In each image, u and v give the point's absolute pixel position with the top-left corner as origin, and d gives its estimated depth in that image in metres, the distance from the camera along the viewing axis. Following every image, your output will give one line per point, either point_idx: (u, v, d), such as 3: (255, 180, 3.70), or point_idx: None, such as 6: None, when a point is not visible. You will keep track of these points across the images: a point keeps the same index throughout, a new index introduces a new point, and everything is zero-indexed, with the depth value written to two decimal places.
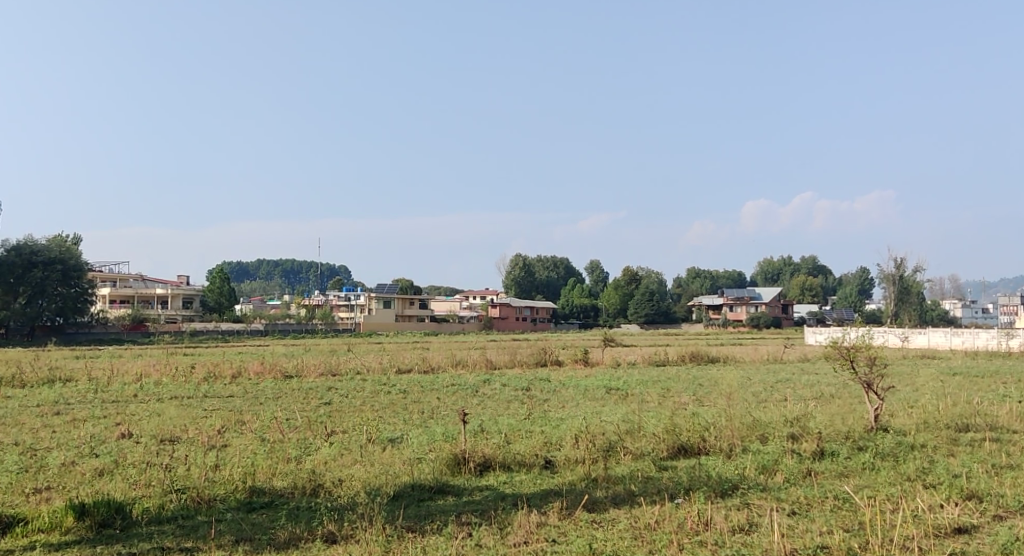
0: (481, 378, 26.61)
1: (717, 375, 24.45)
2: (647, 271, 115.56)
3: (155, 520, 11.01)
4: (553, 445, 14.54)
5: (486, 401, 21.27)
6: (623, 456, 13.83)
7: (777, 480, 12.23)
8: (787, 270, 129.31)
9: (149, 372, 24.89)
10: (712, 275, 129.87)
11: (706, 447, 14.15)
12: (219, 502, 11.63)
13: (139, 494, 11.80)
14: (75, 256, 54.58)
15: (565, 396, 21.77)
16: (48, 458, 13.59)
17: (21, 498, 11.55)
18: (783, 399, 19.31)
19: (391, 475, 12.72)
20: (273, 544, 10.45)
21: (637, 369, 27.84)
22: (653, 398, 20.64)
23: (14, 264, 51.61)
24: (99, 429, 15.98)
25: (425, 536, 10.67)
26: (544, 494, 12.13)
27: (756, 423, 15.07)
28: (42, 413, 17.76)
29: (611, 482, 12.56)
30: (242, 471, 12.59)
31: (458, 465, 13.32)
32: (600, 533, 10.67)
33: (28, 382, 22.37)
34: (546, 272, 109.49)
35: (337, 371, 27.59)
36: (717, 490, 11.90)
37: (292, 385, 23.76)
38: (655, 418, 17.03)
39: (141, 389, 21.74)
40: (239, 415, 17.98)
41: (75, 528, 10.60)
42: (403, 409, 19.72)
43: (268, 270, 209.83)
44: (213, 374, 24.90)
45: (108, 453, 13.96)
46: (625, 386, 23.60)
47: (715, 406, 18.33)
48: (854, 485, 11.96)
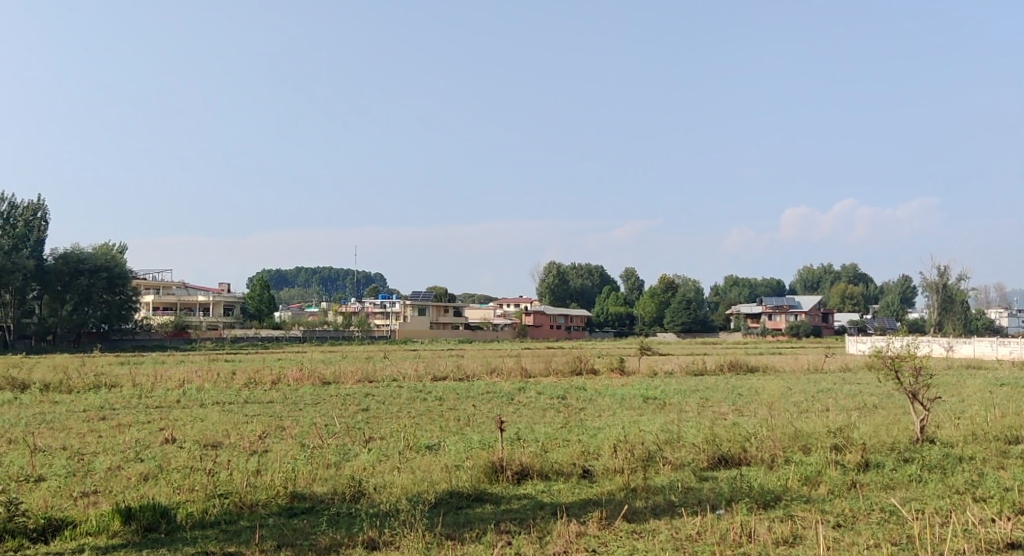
0: (517, 386, 26.60)
1: (758, 384, 24.17)
2: (684, 279, 115.10)
3: (199, 525, 11.11)
4: (591, 453, 14.51)
5: (522, 409, 21.26)
6: (662, 466, 13.73)
7: (821, 492, 12.07)
8: (826, 278, 127.85)
9: (191, 378, 25.17)
10: (749, 283, 129.04)
11: (747, 458, 14.01)
12: (261, 507, 11.74)
13: (183, 499, 11.92)
14: (120, 264, 55.22)
15: (602, 405, 21.68)
16: (95, 463, 13.78)
17: (69, 502, 11.72)
18: (825, 409, 19.06)
19: (429, 482, 12.73)
20: (314, 549, 10.50)
21: (675, 379, 27.62)
22: (691, 408, 20.50)
23: (61, 272, 52.28)
24: (143, 434, 16.18)
25: (464, 545, 10.66)
26: (583, 503, 12.09)
27: (799, 433, 14.88)
28: (88, 418, 18.02)
29: (651, 492, 12.49)
30: (283, 477, 12.68)
31: (496, 473, 13.32)
32: (641, 544, 10.60)
33: (75, 388, 22.72)
34: (581, 280, 109.60)
35: (374, 377, 27.74)
36: (760, 502, 11.77)
37: (330, 392, 23.94)
38: (695, 428, 16.88)
39: (184, 394, 21.97)
40: (279, 421, 18.12)
41: (121, 531, 10.74)
42: (439, 416, 19.77)
43: (305, 278, 213.42)
44: (253, 381, 25.14)
45: (153, 459, 14.12)
46: (662, 395, 23.49)
47: (756, 416, 18.14)
48: (901, 497, 11.77)
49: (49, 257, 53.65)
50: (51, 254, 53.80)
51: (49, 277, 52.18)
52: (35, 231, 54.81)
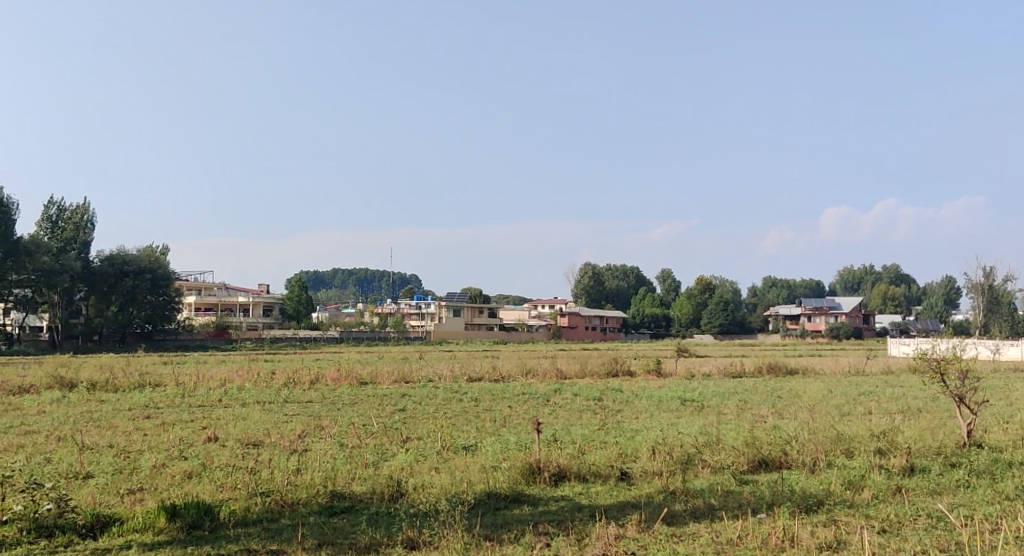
0: (552, 387, 26.54)
1: (797, 387, 23.88)
2: (721, 280, 114.37)
3: (242, 523, 11.23)
4: (629, 456, 14.44)
5: (558, 410, 21.23)
6: (701, 469, 13.62)
7: (864, 497, 11.91)
8: (867, 279, 126.25)
9: (233, 377, 25.48)
10: (788, 284, 127.93)
11: (788, 461, 13.87)
12: (301, 506, 11.81)
13: (226, 496, 12.05)
14: (164, 265, 56.00)
15: (639, 407, 21.58)
16: (140, 460, 13.98)
17: (116, 499, 11.90)
18: (867, 412, 18.78)
19: (467, 483, 12.74)
20: (354, 548, 10.56)
21: (713, 381, 27.38)
22: (730, 411, 20.32)
23: (107, 273, 53.29)
24: (187, 433, 16.41)
25: (502, 546, 10.65)
26: (622, 506, 12.04)
27: (840, 437, 14.68)
28: (133, 416, 18.30)
29: (690, 496, 12.39)
30: (322, 476, 12.77)
31: (533, 474, 13.30)
32: (681, 547, 10.54)
33: (120, 387, 23.07)
34: (616, 281, 109.31)
35: (410, 378, 27.87)
36: (802, 506, 11.64)
37: (368, 392, 24.11)
38: (734, 431, 16.72)
39: (226, 394, 22.26)
40: (318, 420, 18.27)
41: (166, 528, 10.89)
42: (475, 417, 19.75)
43: (342, 278, 215.80)
44: (292, 380, 25.37)
45: (196, 456, 14.31)
46: (700, 397, 23.33)
47: (796, 420, 17.90)
48: (949, 503, 11.57)
49: (96, 260, 54.68)
50: (98, 256, 54.82)
51: (94, 279, 53.20)
52: (83, 233, 55.89)
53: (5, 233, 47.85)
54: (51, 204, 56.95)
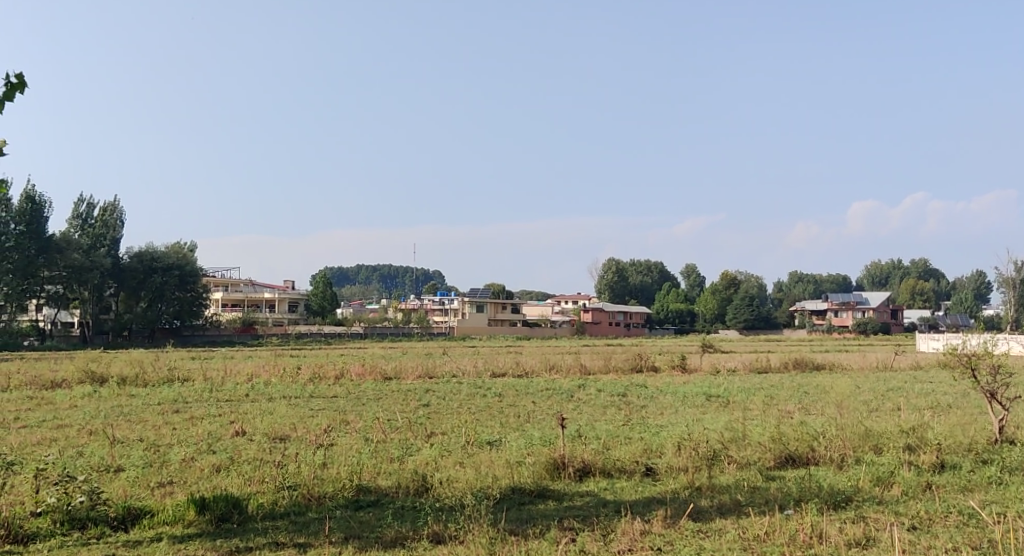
0: (576, 383, 26.50)
1: (824, 383, 23.67)
2: (747, 276, 113.70)
3: (270, 516, 11.29)
4: (655, 451, 14.37)
5: (583, 406, 21.20)
6: (727, 465, 13.53)
7: (894, 493, 11.78)
8: (895, 274, 124.94)
9: (260, 372, 25.66)
10: (815, 279, 126.90)
11: (816, 457, 13.76)
12: (328, 500, 11.85)
13: (254, 489, 12.11)
14: (191, 261, 56.54)
15: (663, 403, 21.50)
16: (170, 454, 14.10)
17: (147, 492, 12.00)
18: (896, 408, 18.60)
19: (492, 478, 12.73)
20: (380, 542, 10.57)
21: (738, 377, 27.20)
22: (756, 407, 20.18)
23: (136, 270, 53.81)
24: (215, 427, 16.53)
25: (527, 540, 10.62)
26: (647, 501, 11.98)
27: (869, 433, 14.53)
28: (163, 410, 18.50)
29: (716, 492, 12.31)
30: (348, 470, 12.81)
31: (558, 469, 13.26)
32: (708, 543, 10.48)
33: (150, 382, 23.30)
34: (640, 277, 109.01)
35: (434, 373, 27.95)
36: (830, 502, 11.52)
37: (392, 387, 24.20)
38: (760, 427, 16.61)
39: (253, 388, 22.41)
40: (344, 415, 18.35)
41: (196, 521, 10.96)
42: (499, 412, 19.76)
43: (367, 274, 216.92)
44: (318, 375, 25.52)
45: (224, 450, 14.40)
46: (726, 393, 23.19)
47: (823, 416, 17.75)
48: (980, 500, 11.42)
49: (125, 256, 55.21)
50: (127, 253, 55.42)
51: (124, 275, 53.74)
52: (112, 230, 56.45)
53: (37, 230, 48.45)
54: (81, 201, 57.54)
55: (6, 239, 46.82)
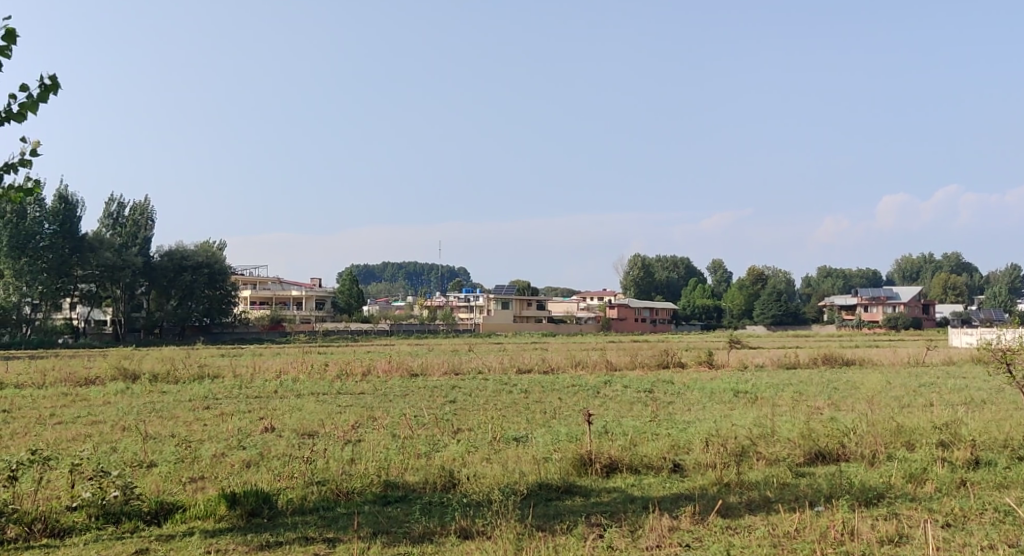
0: (603, 379, 26.43)
1: (854, 379, 23.42)
2: (774, 271, 112.88)
3: (299, 511, 11.32)
4: (683, 448, 14.27)
5: (609, 402, 21.15)
6: (756, 461, 13.40)
7: (928, 490, 11.62)
8: (926, 268, 123.52)
9: (288, 369, 25.80)
10: (844, 273, 125.76)
11: (846, 454, 13.61)
12: (356, 495, 11.87)
13: (284, 485, 12.15)
14: (220, 260, 56.85)
15: (690, 399, 21.38)
16: (201, 450, 14.19)
17: (179, 487, 12.08)
18: (928, 404, 18.32)
19: (519, 474, 12.67)
20: (409, 537, 10.57)
21: (767, 373, 26.97)
22: (785, 402, 20.00)
23: (166, 269, 54.27)
24: (244, 423, 16.65)
25: (555, 536, 10.58)
26: (675, 498, 11.90)
27: (901, 429, 14.33)
28: (194, 407, 18.65)
29: (745, 488, 12.20)
30: (376, 465, 12.83)
31: (585, 466, 13.20)
32: (737, 539, 10.38)
33: (181, 378, 23.49)
34: (666, 273, 108.60)
35: (460, 369, 27.95)
36: (862, 499, 11.37)
37: (418, 383, 24.20)
38: (789, 423, 16.45)
39: (281, 385, 22.54)
40: (371, 411, 18.40)
41: (227, 516, 11.01)
42: (525, 409, 19.70)
43: (392, 272, 218.02)
44: (345, 372, 25.62)
45: (254, 446, 14.48)
46: (754, 389, 23.02)
47: (854, 411, 17.56)
48: (1016, 497, 11.23)
49: (156, 255, 55.73)
50: (158, 252, 55.90)
51: (154, 274, 54.24)
52: (143, 229, 56.87)
53: (69, 230, 48.95)
54: (112, 200, 58.11)
55: (40, 239, 47.33)
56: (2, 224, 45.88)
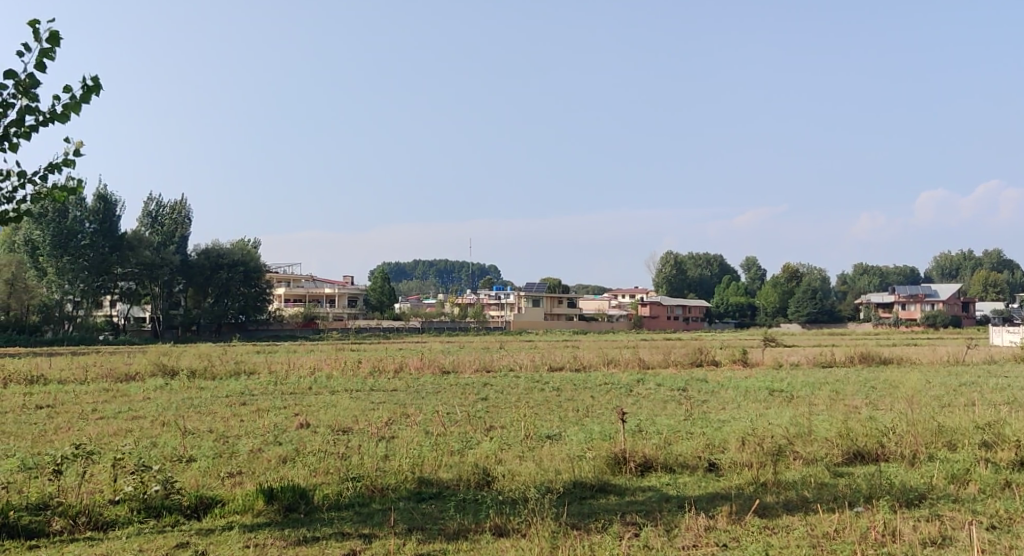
0: (635, 377, 26.29)
1: (893, 377, 23.10)
2: (809, 268, 111.83)
3: (335, 506, 11.37)
4: (718, 447, 14.14)
5: (642, 400, 21.04)
6: (793, 461, 13.25)
7: (970, 491, 11.43)
8: (966, 265, 121.87)
9: (321, 366, 25.95)
10: (881, 271, 124.35)
11: (885, 454, 13.42)
12: (391, 491, 11.91)
13: (320, 480, 12.23)
14: (255, 257, 57.22)
15: (725, 397, 21.21)
16: (238, 445, 14.31)
17: (217, 481, 12.19)
18: (969, 404, 18.03)
19: (553, 472, 12.64)
20: (443, 534, 10.57)
21: (802, 372, 26.69)
22: (821, 402, 19.76)
23: (203, 267, 54.84)
24: (280, 419, 16.74)
25: (591, 535, 10.52)
26: (711, 497, 11.80)
27: (942, 429, 14.11)
28: (231, 403, 18.79)
29: (783, 487, 12.08)
30: (410, 462, 12.87)
31: (619, 464, 13.14)
32: (775, 539, 10.28)
33: (218, 374, 23.74)
34: (698, 271, 108.01)
35: (491, 367, 27.93)
36: (903, 500, 11.22)
37: (450, 381, 24.22)
38: (827, 422, 16.25)
39: (315, 381, 22.71)
40: (403, 408, 18.45)
41: (265, 510, 11.08)
42: (557, 406, 19.66)
43: (424, 270, 219.54)
44: (377, 369, 25.73)
45: (290, 441, 14.59)
46: (790, 387, 22.80)
47: (893, 411, 17.33)
48: None
49: (193, 253, 56.32)
50: (195, 250, 56.40)
51: (192, 272, 54.83)
52: (181, 228, 57.49)
53: (110, 228, 49.59)
54: (151, 200, 58.83)
55: (81, 238, 48.04)
56: (45, 223, 46.64)
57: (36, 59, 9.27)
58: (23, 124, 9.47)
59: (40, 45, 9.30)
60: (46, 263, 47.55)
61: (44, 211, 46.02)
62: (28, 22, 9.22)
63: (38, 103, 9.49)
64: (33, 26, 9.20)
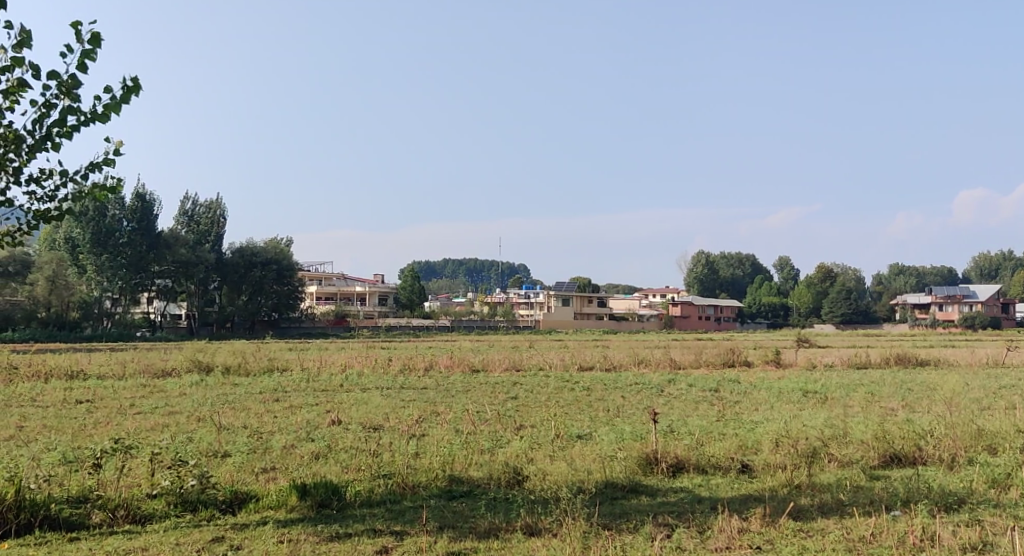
0: (666, 378, 26.14)
1: (930, 379, 22.78)
2: (844, 269, 110.65)
3: (367, 503, 11.40)
4: (751, 448, 14.00)
5: (673, 401, 20.91)
6: (828, 463, 13.07)
7: (1012, 497, 11.19)
8: (1005, 266, 119.91)
9: (353, 363, 26.08)
10: (918, 272, 122.78)
11: (923, 456, 13.20)
12: (422, 489, 11.90)
13: (351, 477, 12.26)
14: (288, 256, 57.67)
15: (757, 398, 21.01)
16: (272, 441, 14.40)
17: (251, 477, 12.26)
18: (1009, 407, 17.71)
19: (584, 472, 12.58)
20: (475, 533, 10.54)
21: (837, 373, 26.38)
22: (857, 403, 19.52)
23: (237, 265, 55.31)
24: (312, 415, 16.84)
25: (622, 535, 10.44)
26: (744, 499, 11.68)
27: (982, 433, 13.85)
28: (264, 399, 18.93)
29: (817, 490, 11.92)
30: (440, 460, 12.85)
31: (650, 465, 13.04)
32: (810, 542, 10.14)
33: (251, 371, 23.93)
34: (730, 270, 107.29)
35: (521, 366, 27.90)
36: (942, 504, 11.02)
37: (480, 379, 24.20)
38: (863, 424, 16.05)
39: (346, 379, 22.79)
40: (434, 406, 18.48)
41: (298, 507, 11.13)
42: (588, 406, 19.56)
43: (454, 268, 220.13)
44: (408, 367, 25.81)
45: (323, 438, 14.66)
46: (823, 389, 22.54)
47: (931, 413, 17.04)
48: None
49: (227, 252, 56.81)
50: (230, 248, 56.93)
51: (226, 270, 55.33)
52: (217, 227, 57.99)
53: (147, 227, 50.18)
54: (186, 199, 59.40)
55: (119, 236, 48.64)
56: (85, 221, 47.31)
57: (79, 59, 9.35)
58: (65, 124, 9.57)
59: (82, 46, 9.38)
60: (86, 260, 48.22)
61: (83, 210, 46.63)
62: (71, 24, 9.32)
63: (79, 103, 9.59)
64: (75, 27, 9.30)
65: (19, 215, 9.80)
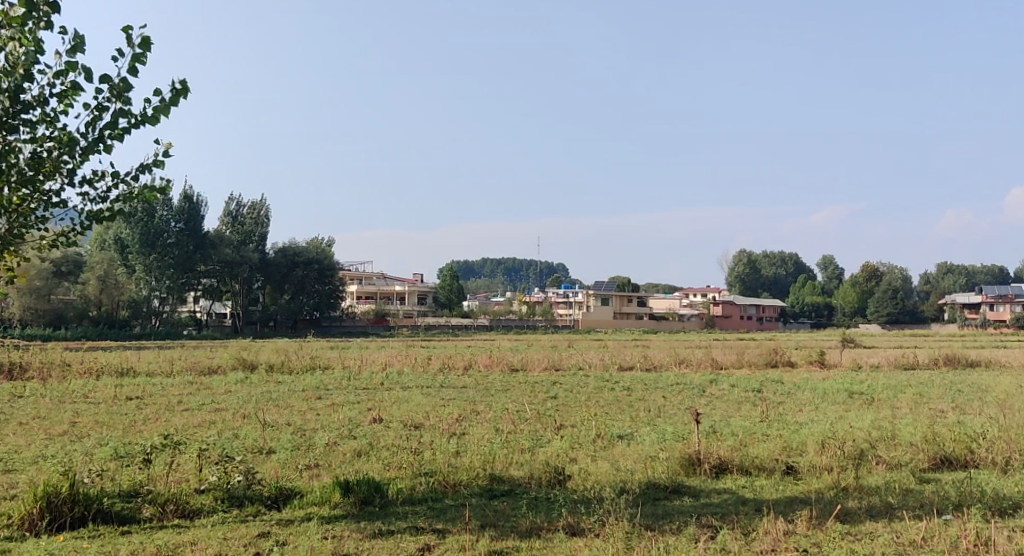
0: (708, 378, 25.89)
1: (980, 380, 22.28)
2: (889, 268, 108.97)
3: (409, 501, 11.40)
4: (795, 449, 13.77)
5: (715, 401, 20.69)
6: (876, 465, 12.82)
7: None
8: None
9: (393, 362, 26.17)
10: (966, 270, 120.57)
11: (974, 459, 12.89)
12: (463, 488, 11.87)
13: (393, 475, 12.28)
14: (329, 256, 58.13)
15: (801, 399, 20.72)
16: (314, 438, 14.47)
17: (295, 473, 12.33)
18: None
19: (626, 472, 12.47)
20: (516, 531, 10.49)
21: (884, 374, 25.92)
22: (904, 405, 19.16)
23: (280, 264, 55.89)
24: (354, 413, 16.91)
25: (665, 536, 10.33)
26: (790, 500, 11.49)
27: None
28: (307, 397, 19.06)
29: (865, 492, 11.69)
30: (481, 459, 12.83)
31: (693, 466, 12.88)
32: (859, 545, 9.95)
33: (294, 369, 24.12)
34: (773, 270, 106.15)
35: (561, 365, 27.80)
36: (995, 509, 10.75)
37: (519, 379, 24.14)
38: (911, 425, 15.72)
39: (387, 377, 22.88)
40: (474, 405, 18.45)
41: (341, 503, 11.17)
42: (629, 406, 19.41)
43: (494, 268, 220.47)
44: (448, 365, 25.85)
45: (364, 436, 14.71)
46: (869, 390, 22.16)
47: (982, 415, 16.65)
48: None
49: (270, 252, 57.40)
50: (272, 248, 57.56)
51: (269, 270, 55.94)
52: (260, 227, 58.61)
53: (193, 227, 50.89)
54: (232, 200, 60.04)
55: (167, 236, 49.36)
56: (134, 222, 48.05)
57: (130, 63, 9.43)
58: (116, 127, 9.67)
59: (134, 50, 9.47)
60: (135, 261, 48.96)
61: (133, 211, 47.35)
62: (123, 28, 9.40)
63: (131, 106, 9.68)
64: (127, 31, 9.38)
65: (72, 215, 9.93)
